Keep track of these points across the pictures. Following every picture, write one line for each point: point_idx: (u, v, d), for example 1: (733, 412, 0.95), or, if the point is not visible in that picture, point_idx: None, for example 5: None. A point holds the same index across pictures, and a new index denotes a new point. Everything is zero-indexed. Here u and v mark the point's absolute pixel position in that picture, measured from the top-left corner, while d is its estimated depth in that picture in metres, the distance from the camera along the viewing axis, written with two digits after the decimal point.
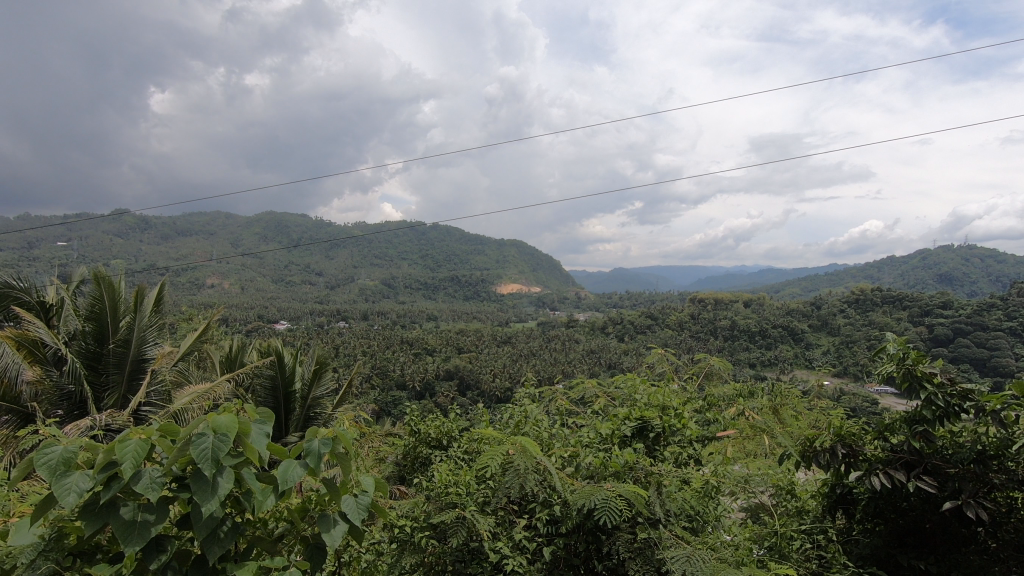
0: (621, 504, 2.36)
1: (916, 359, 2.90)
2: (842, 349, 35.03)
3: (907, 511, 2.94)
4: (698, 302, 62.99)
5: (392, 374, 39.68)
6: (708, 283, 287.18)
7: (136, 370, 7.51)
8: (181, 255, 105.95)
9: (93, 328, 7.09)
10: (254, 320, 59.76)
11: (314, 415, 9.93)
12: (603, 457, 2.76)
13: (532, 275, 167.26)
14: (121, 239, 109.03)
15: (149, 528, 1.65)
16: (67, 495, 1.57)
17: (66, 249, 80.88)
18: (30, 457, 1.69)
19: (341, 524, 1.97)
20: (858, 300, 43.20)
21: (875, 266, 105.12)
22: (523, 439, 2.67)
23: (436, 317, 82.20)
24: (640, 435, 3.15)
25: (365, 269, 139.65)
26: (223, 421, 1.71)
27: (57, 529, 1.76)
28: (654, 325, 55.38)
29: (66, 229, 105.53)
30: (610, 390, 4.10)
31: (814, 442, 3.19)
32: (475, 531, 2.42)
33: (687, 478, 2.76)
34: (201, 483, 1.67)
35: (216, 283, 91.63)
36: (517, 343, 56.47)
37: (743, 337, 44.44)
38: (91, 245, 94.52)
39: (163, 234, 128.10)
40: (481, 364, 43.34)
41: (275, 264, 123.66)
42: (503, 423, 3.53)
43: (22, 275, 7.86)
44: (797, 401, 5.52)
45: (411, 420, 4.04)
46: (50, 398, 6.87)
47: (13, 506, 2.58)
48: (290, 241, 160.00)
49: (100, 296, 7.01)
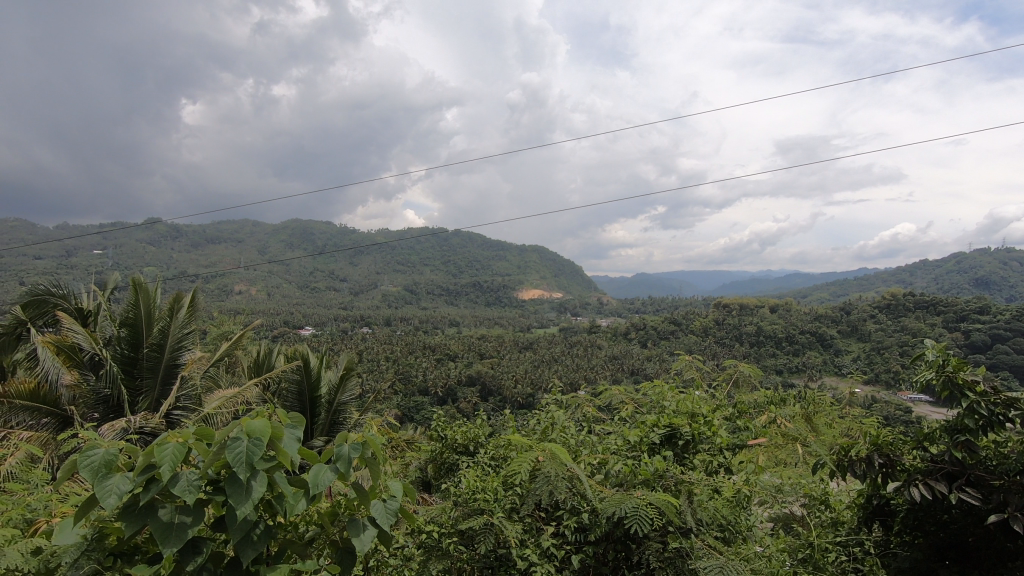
0: (652, 512, 2.34)
1: (957, 367, 2.79)
2: (874, 356, 34.16)
3: (948, 524, 2.79)
4: (723, 307, 62.30)
5: (415, 380, 39.87)
6: (738, 287, 282.82)
7: (168, 375, 7.65)
8: (211, 262, 108.93)
9: (128, 333, 7.31)
10: (281, 326, 61.13)
11: (339, 419, 10.04)
12: (632, 465, 2.72)
13: (556, 280, 167.37)
14: (153, 246, 112.73)
15: (186, 530, 1.68)
16: (108, 497, 1.62)
17: (102, 257, 83.99)
18: (71, 460, 1.73)
19: (370, 528, 1.99)
20: (889, 305, 42.10)
21: (907, 269, 102.19)
22: (553, 446, 2.67)
23: (458, 323, 82.72)
24: (669, 443, 3.10)
25: (388, 275, 141.46)
26: (257, 426, 1.73)
27: (100, 528, 1.82)
28: (677, 330, 54.96)
29: (102, 238, 109.32)
30: (636, 397, 4.04)
31: (849, 452, 3.10)
32: (503, 537, 2.42)
33: (719, 487, 2.72)
34: (235, 487, 1.70)
35: (244, 291, 93.99)
36: (539, 349, 56.65)
37: (770, 343, 43.66)
38: (125, 253, 97.77)
39: (193, 242, 131.72)
40: (503, 370, 43.43)
41: (300, 273, 126.15)
42: (530, 429, 3.51)
43: (60, 283, 8.19)
44: (830, 408, 5.37)
45: (436, 425, 4.03)
46: (87, 401, 7.08)
47: (47, 515, 2.66)
48: (316, 249, 162.60)
49: (136, 302, 7.23)
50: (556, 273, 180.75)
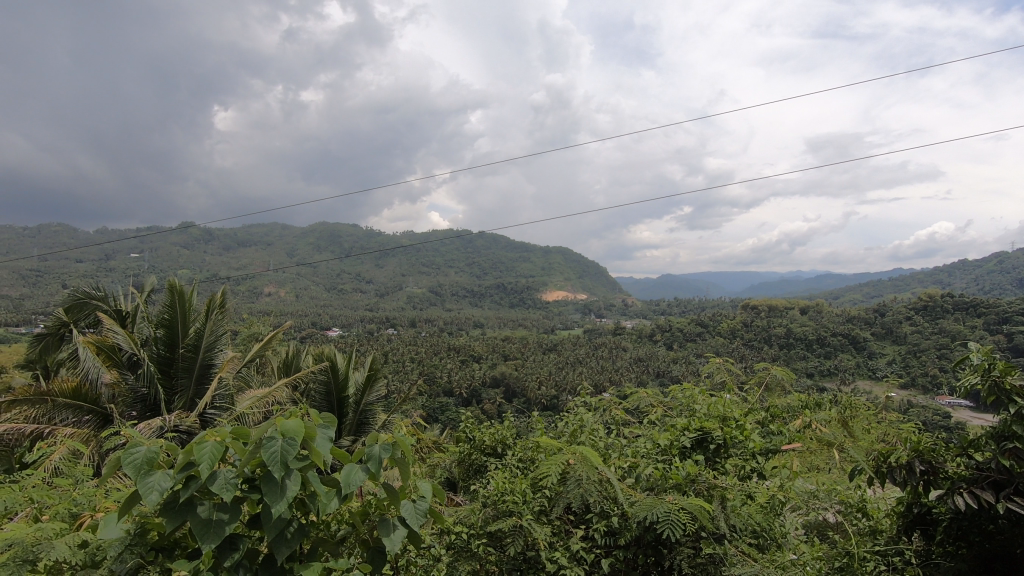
0: (685, 517, 2.31)
1: (1004, 371, 2.68)
2: (910, 359, 33.08)
3: (995, 534, 2.65)
4: (751, 308, 61.16)
5: (439, 381, 40.10)
6: (766, 288, 280.10)
7: (203, 375, 7.85)
8: (241, 264, 111.62)
9: (164, 334, 7.48)
10: (308, 328, 62.26)
11: (366, 420, 10.14)
12: (663, 469, 2.69)
13: (580, 282, 166.81)
14: (187, 250, 116.24)
15: (224, 527, 1.73)
16: (150, 493, 1.66)
17: (139, 261, 86.78)
18: (116, 456, 1.80)
19: (400, 529, 2.01)
20: (926, 306, 40.75)
21: (945, 269, 98.88)
22: (583, 449, 2.67)
23: (483, 324, 83.07)
24: (701, 447, 3.04)
25: (413, 277, 142.96)
26: (291, 425, 1.77)
27: (143, 524, 1.88)
28: (704, 332, 54.17)
29: (139, 242, 113.03)
30: (665, 400, 3.99)
31: (888, 458, 3.00)
32: (532, 539, 2.42)
33: (751, 493, 2.67)
34: (271, 485, 1.74)
35: (273, 293, 96.21)
36: (563, 351, 56.57)
37: (801, 345, 42.62)
38: (160, 257, 100.96)
39: (225, 245, 135.01)
40: (527, 372, 43.45)
41: (327, 276, 128.41)
42: (558, 431, 3.50)
43: (101, 285, 8.53)
44: (869, 414, 5.20)
45: (463, 427, 4.06)
46: (126, 399, 7.31)
47: (90, 510, 2.75)
48: (342, 251, 165.04)
49: (172, 304, 7.40)
50: (580, 275, 180.54)
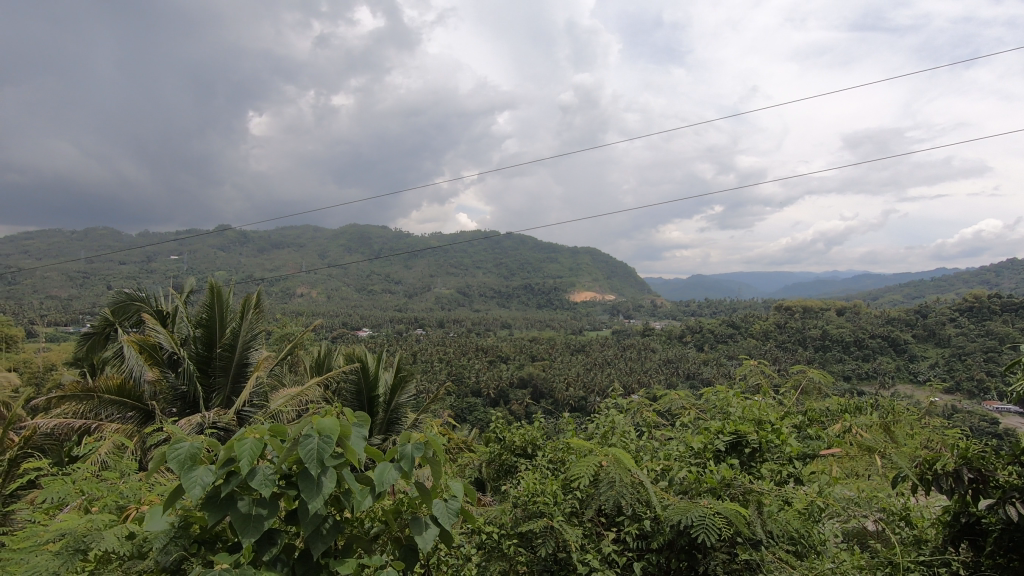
0: (720, 522, 2.27)
1: None
2: (954, 362, 31.75)
3: None
4: (785, 309, 59.66)
5: (467, 381, 40.38)
6: (800, 287, 275.20)
7: (239, 373, 8.09)
8: (275, 266, 114.40)
9: (203, 334, 7.71)
10: (339, 328, 63.45)
11: (396, 420, 10.28)
12: (697, 473, 2.65)
13: (609, 283, 165.62)
14: (224, 253, 119.85)
15: (262, 522, 1.77)
16: (193, 488, 1.71)
17: (178, 263, 89.84)
18: (160, 452, 1.86)
19: (432, 528, 2.04)
20: (972, 307, 39.03)
21: (993, 268, 94.55)
22: (616, 451, 2.66)
23: (510, 325, 83.23)
24: (736, 451, 2.99)
25: (441, 278, 144.24)
26: (326, 423, 1.80)
27: (185, 517, 1.94)
28: (736, 333, 53.12)
29: (179, 245, 117.07)
30: (698, 403, 3.94)
31: (933, 465, 2.90)
32: (564, 542, 2.41)
33: (789, 498, 2.61)
34: (308, 481, 1.77)
35: (306, 294, 98.36)
36: (591, 351, 56.26)
37: (837, 347, 41.35)
38: (198, 259, 104.33)
39: (259, 247, 138.56)
40: (555, 373, 43.37)
41: (358, 277, 130.59)
42: (589, 433, 3.48)
43: (143, 287, 8.84)
44: (914, 419, 5.02)
45: (494, 427, 4.07)
46: (166, 397, 7.58)
47: (136, 503, 2.85)
48: (372, 252, 167.59)
49: (211, 305, 7.62)
50: (609, 275, 179.43)
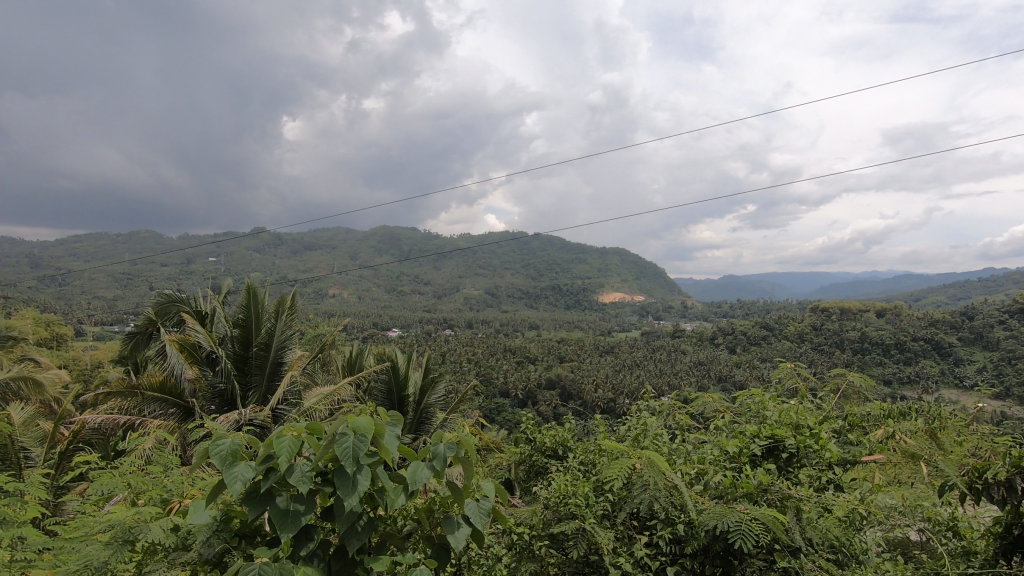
0: (757, 528, 2.22)
1: None
2: (1003, 366, 30.39)
3: None
4: (820, 310, 58.09)
5: (495, 381, 40.52)
6: (836, 287, 270.17)
7: (274, 371, 8.30)
8: (308, 268, 116.92)
9: (240, 333, 7.93)
10: (370, 329, 64.42)
11: (426, 420, 10.37)
12: (732, 477, 2.61)
13: (638, 283, 164.01)
14: (259, 255, 123.09)
15: (300, 517, 1.81)
16: (235, 483, 1.76)
17: (216, 263, 92.63)
18: (203, 446, 1.92)
19: (464, 527, 2.04)
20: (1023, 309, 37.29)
21: None
22: (649, 455, 2.63)
23: (539, 326, 83.21)
24: (772, 456, 2.93)
25: (470, 279, 145.06)
26: (361, 422, 1.84)
27: (226, 512, 1.99)
28: (769, 335, 51.97)
29: (217, 247, 120.72)
30: (733, 405, 3.87)
31: (983, 473, 2.78)
32: (596, 544, 2.40)
33: (828, 505, 2.54)
34: (344, 479, 1.80)
35: (337, 296, 100.06)
36: (620, 353, 55.78)
37: (877, 350, 39.97)
38: (235, 261, 107.37)
39: (293, 250, 141.85)
40: (583, 374, 43.14)
41: (387, 278, 132.28)
42: (620, 435, 3.45)
43: (184, 288, 9.16)
44: (961, 426, 4.81)
45: (525, 429, 4.07)
46: (205, 394, 7.83)
47: (179, 496, 2.95)
48: (402, 254, 169.75)
49: (247, 305, 7.82)
50: (638, 275, 177.95)
